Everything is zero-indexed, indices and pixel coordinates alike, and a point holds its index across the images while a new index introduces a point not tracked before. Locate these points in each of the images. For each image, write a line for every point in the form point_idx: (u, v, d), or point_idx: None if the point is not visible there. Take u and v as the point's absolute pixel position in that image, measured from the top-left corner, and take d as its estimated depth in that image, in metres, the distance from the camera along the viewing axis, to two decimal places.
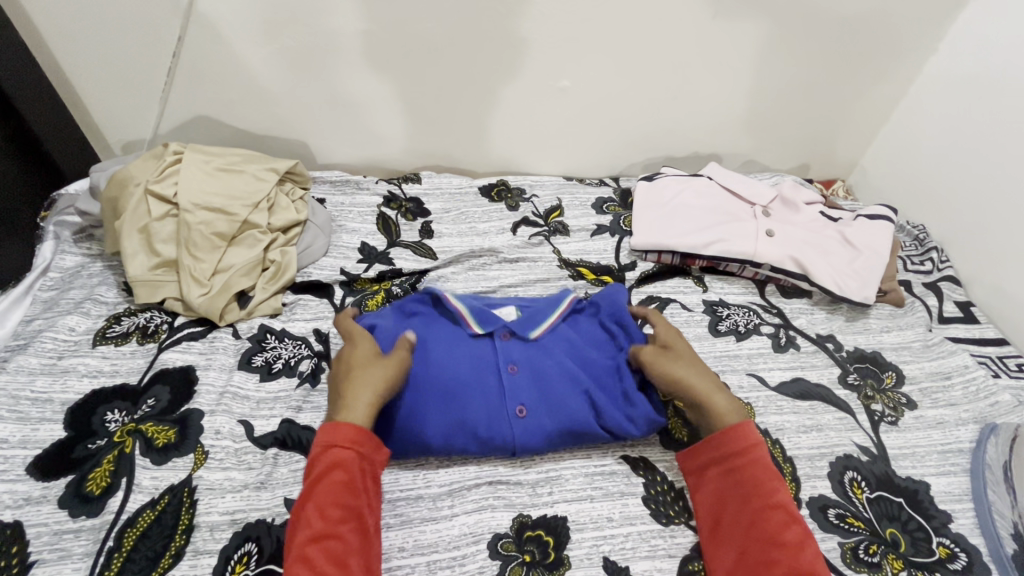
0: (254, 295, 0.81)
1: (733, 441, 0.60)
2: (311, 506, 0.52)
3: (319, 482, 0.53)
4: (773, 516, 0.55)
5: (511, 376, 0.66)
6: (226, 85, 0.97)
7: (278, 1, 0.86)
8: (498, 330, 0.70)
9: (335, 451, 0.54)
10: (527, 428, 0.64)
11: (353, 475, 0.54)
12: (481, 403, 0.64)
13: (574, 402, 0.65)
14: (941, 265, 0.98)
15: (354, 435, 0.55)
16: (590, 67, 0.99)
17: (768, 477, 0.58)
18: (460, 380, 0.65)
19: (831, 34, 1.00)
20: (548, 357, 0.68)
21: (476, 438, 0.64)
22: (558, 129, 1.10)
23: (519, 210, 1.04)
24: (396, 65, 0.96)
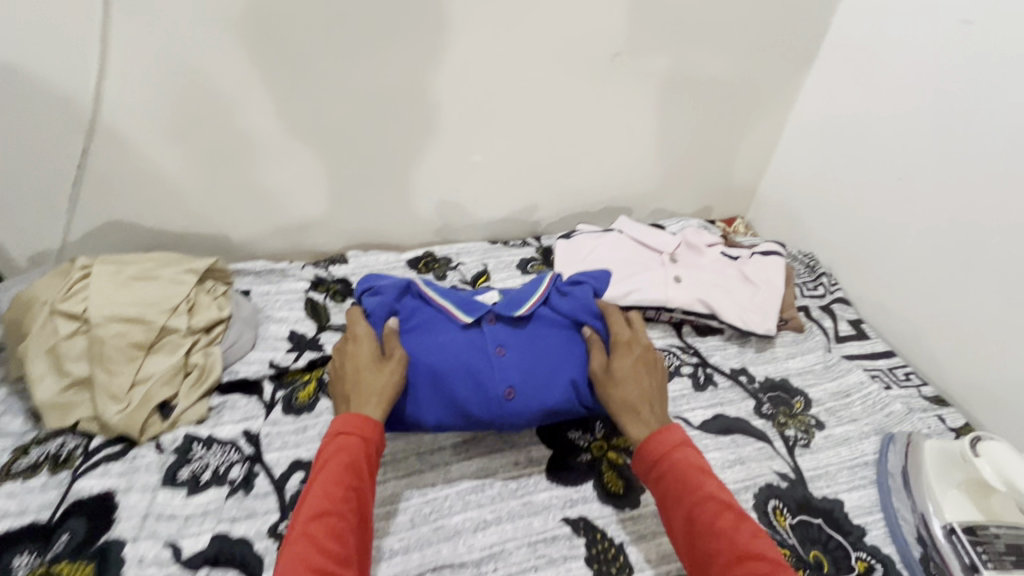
0: (176, 403, 0.78)
1: (655, 446, 0.62)
2: (313, 489, 0.56)
3: (321, 469, 0.58)
4: (708, 507, 0.56)
5: (498, 357, 0.72)
6: (139, 190, 0.96)
7: (191, 110, 0.89)
8: (484, 315, 0.76)
9: (346, 438, 0.60)
10: (514, 408, 0.70)
11: (355, 457, 0.59)
12: (467, 384, 0.70)
13: (555, 386, 0.72)
14: (831, 288, 1.09)
15: (360, 423, 0.61)
16: (498, 142, 1.07)
17: (693, 473, 0.59)
18: (452, 364, 0.71)
19: (706, 96, 1.13)
20: (533, 340, 0.75)
21: (466, 417, 0.71)
22: (477, 199, 1.16)
23: (447, 279, 1.07)
24: (313, 155, 1.00)
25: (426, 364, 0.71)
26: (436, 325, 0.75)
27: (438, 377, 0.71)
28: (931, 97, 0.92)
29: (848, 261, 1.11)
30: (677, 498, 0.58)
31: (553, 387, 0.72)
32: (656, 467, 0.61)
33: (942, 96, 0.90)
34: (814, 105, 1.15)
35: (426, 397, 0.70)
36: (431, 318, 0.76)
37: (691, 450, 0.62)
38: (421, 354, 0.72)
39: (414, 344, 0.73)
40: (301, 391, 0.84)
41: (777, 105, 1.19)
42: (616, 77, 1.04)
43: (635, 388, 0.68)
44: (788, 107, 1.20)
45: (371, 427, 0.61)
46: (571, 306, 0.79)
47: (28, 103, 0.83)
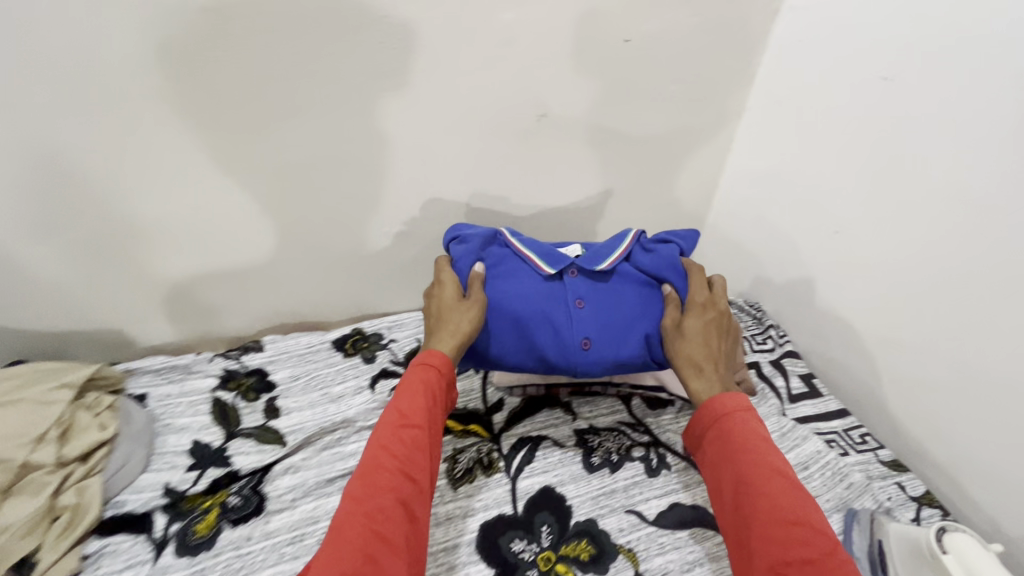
0: (39, 559, 0.66)
1: (711, 409, 0.65)
2: (397, 407, 0.64)
3: (409, 392, 0.65)
4: (756, 453, 0.60)
5: (576, 309, 0.76)
6: (7, 292, 0.84)
7: (62, 203, 0.79)
8: (566, 268, 0.79)
9: (428, 372, 0.67)
10: (589, 359, 0.75)
11: (431, 390, 0.66)
12: (547, 332, 0.75)
13: (633, 342, 0.76)
14: (780, 340, 1.06)
15: (442, 363, 0.68)
16: (424, 211, 1.00)
17: (748, 437, 0.62)
18: (534, 312, 0.76)
19: (638, 153, 1.06)
20: (612, 294, 0.78)
21: (544, 361, 0.76)
22: (408, 268, 1.08)
23: (376, 360, 0.98)
24: (215, 238, 0.91)
25: (507, 312, 0.76)
26: (519, 272, 0.79)
27: (522, 325, 0.76)
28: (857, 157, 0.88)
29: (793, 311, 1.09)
30: (722, 444, 0.63)
31: (631, 341, 0.76)
32: (713, 421, 0.65)
33: (870, 157, 0.86)
34: (746, 158, 1.11)
35: (507, 342, 0.76)
36: (514, 267, 0.80)
37: (750, 417, 0.64)
38: (503, 301, 0.77)
39: (494, 287, 0.78)
40: (199, 523, 0.72)
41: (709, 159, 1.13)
42: (537, 140, 0.97)
43: (697, 348, 0.73)
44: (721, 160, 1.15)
45: (449, 367, 0.69)
46: (654, 263, 0.80)
47: None
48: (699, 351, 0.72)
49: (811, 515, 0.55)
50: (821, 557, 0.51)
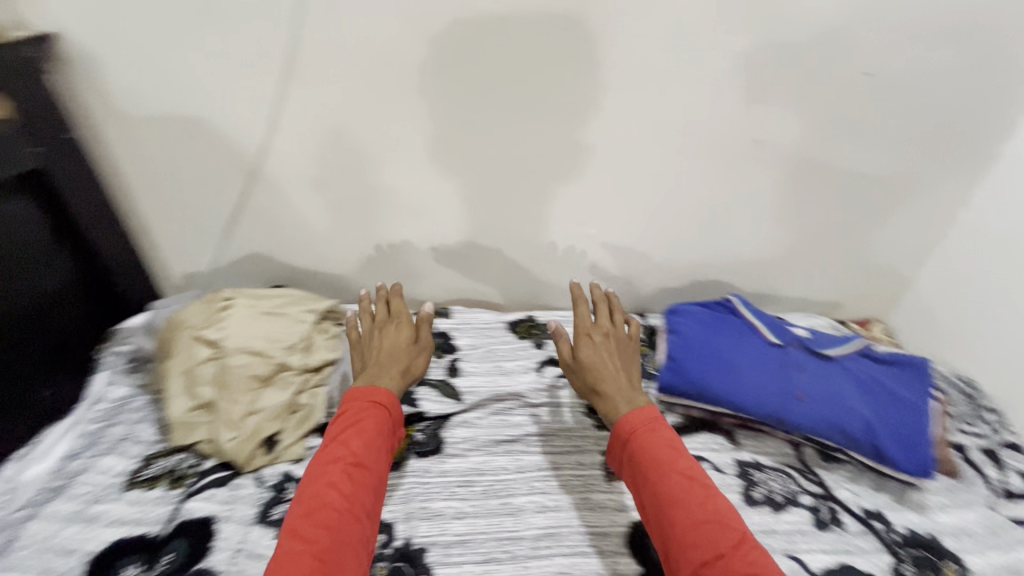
0: (282, 440, 0.83)
1: (632, 422, 0.74)
2: (340, 442, 0.71)
3: (349, 429, 0.73)
4: (664, 456, 0.68)
5: (795, 372, 0.87)
6: (280, 230, 1.06)
7: (338, 166, 0.98)
8: (790, 341, 0.92)
9: (364, 408, 0.75)
10: (801, 409, 0.83)
11: (374, 429, 0.73)
12: (762, 377, 0.87)
13: (850, 414, 0.82)
14: (1000, 429, 0.92)
15: (372, 400, 0.76)
16: (617, 218, 1.05)
17: (657, 455, 0.69)
18: (752, 360, 0.89)
19: (855, 191, 1.01)
20: (831, 373, 0.87)
21: (756, 405, 0.85)
22: (587, 270, 1.14)
23: (545, 347, 1.05)
24: (433, 213, 1.04)
25: (728, 355, 0.90)
26: (745, 333, 0.94)
27: (737, 368, 0.88)
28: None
29: None
30: (635, 455, 0.70)
31: (847, 412, 0.82)
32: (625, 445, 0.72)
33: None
34: (989, 216, 0.99)
35: (721, 377, 0.87)
36: (739, 328, 0.95)
37: (643, 437, 0.72)
38: (725, 347, 0.91)
39: (713, 329, 0.94)
40: None
41: (933, 209, 1.04)
42: (747, 165, 0.97)
43: (612, 372, 0.82)
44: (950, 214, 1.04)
45: (393, 400, 0.78)
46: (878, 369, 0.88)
47: (206, 152, 0.94)
48: (607, 372, 0.81)
49: (720, 505, 0.64)
50: (729, 552, 0.59)
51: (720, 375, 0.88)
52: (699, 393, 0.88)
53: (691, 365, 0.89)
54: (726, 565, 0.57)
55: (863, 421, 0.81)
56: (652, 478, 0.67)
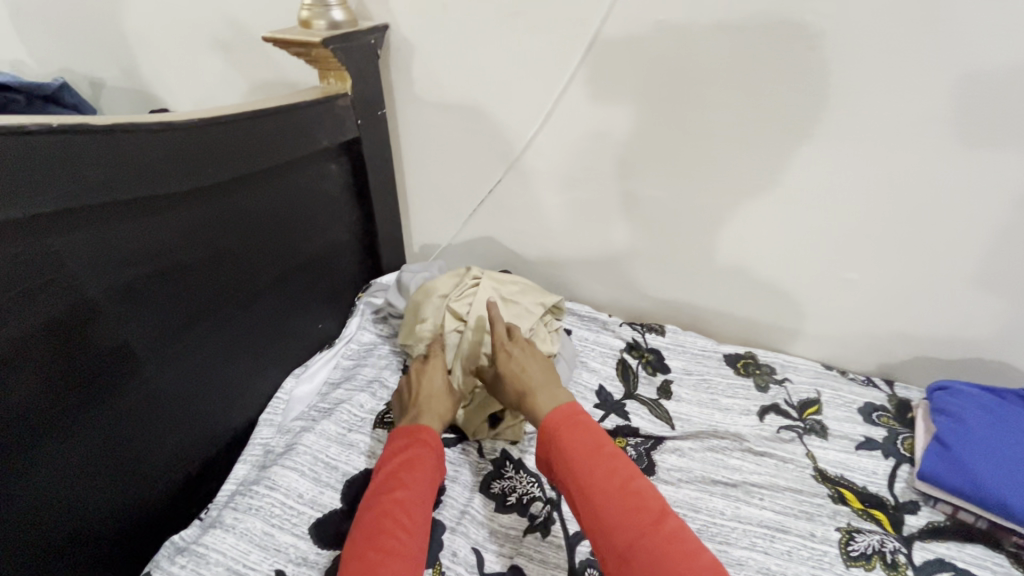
0: (503, 418, 0.86)
1: (565, 441, 0.63)
2: (392, 476, 0.66)
3: (397, 466, 0.68)
4: (590, 441, 0.62)
5: None
6: (517, 220, 1.12)
7: (589, 166, 1.00)
8: None
9: (411, 442, 0.71)
10: None
11: (421, 458, 0.69)
12: None
13: None
14: None
15: (411, 433, 0.73)
16: (888, 266, 0.91)
17: (574, 445, 0.62)
18: None
19: None
20: None
21: None
22: (829, 317, 1.01)
23: (768, 392, 0.96)
24: (673, 228, 1.01)
25: None
26: None
27: None
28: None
29: None
30: (557, 442, 0.63)
31: None
32: (562, 449, 0.62)
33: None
34: None
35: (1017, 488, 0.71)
36: None
37: (562, 427, 0.65)
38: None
39: (1004, 427, 0.78)
40: None
41: None
42: None
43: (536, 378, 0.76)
44: None
45: (437, 437, 0.73)
46: None
47: (478, 141, 1.03)
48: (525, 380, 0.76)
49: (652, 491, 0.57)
50: (685, 549, 0.51)
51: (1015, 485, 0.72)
52: (983, 499, 0.73)
53: (971, 463, 0.75)
54: (656, 547, 0.51)
55: None
56: (576, 469, 0.60)
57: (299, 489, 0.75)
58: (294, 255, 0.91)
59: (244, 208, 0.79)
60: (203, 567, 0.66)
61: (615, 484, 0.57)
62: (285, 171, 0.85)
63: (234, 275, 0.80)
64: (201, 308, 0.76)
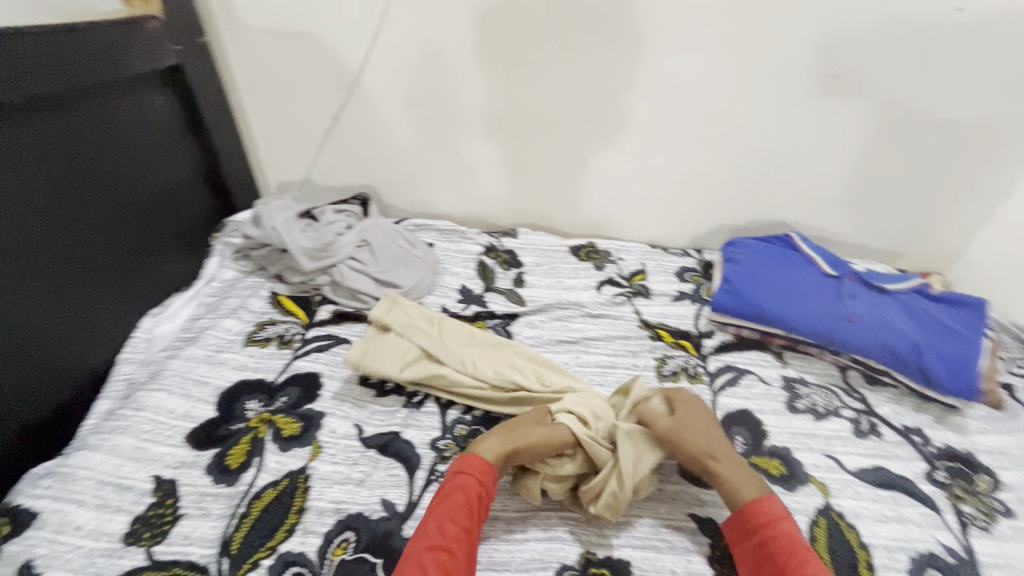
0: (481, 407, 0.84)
1: (779, 544, 0.59)
2: (437, 522, 0.60)
3: (444, 501, 0.63)
4: (789, 550, 0.59)
5: (850, 299, 0.92)
6: (369, 144, 1.16)
7: (424, 81, 1.05)
8: (846, 273, 0.96)
9: (464, 477, 0.66)
10: (853, 330, 0.88)
11: (472, 498, 0.64)
12: (816, 302, 0.92)
13: (902, 338, 0.86)
14: None
15: (474, 467, 0.67)
16: (682, 148, 1.10)
17: (779, 554, 0.59)
18: (808, 289, 0.94)
19: (928, 131, 1.03)
20: (884, 304, 0.91)
21: (809, 326, 0.90)
22: (648, 201, 1.19)
23: (605, 269, 1.12)
24: (513, 135, 1.11)
25: (781, 282, 0.95)
26: (801, 264, 0.99)
27: (791, 294, 0.93)
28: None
29: None
30: (767, 539, 0.60)
31: (900, 336, 0.87)
32: (766, 549, 0.60)
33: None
34: None
35: (774, 300, 0.93)
36: (796, 261, 0.99)
37: (775, 529, 0.61)
38: (781, 277, 0.96)
39: (768, 260, 0.99)
40: None
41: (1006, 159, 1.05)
42: (821, 101, 1.01)
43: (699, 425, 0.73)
44: None
45: (490, 474, 0.67)
46: (932, 307, 0.92)
47: (315, 65, 1.05)
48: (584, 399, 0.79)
49: None
50: None
51: (773, 298, 0.93)
52: (755, 314, 0.93)
53: (744, 290, 0.95)
54: None
55: (911, 342, 0.86)
56: (776, 568, 0.58)
57: (169, 406, 0.77)
58: (130, 191, 0.89)
59: (54, 137, 0.75)
60: (70, 484, 0.67)
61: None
62: (96, 96, 0.81)
63: (60, 209, 0.77)
64: (24, 243, 0.72)
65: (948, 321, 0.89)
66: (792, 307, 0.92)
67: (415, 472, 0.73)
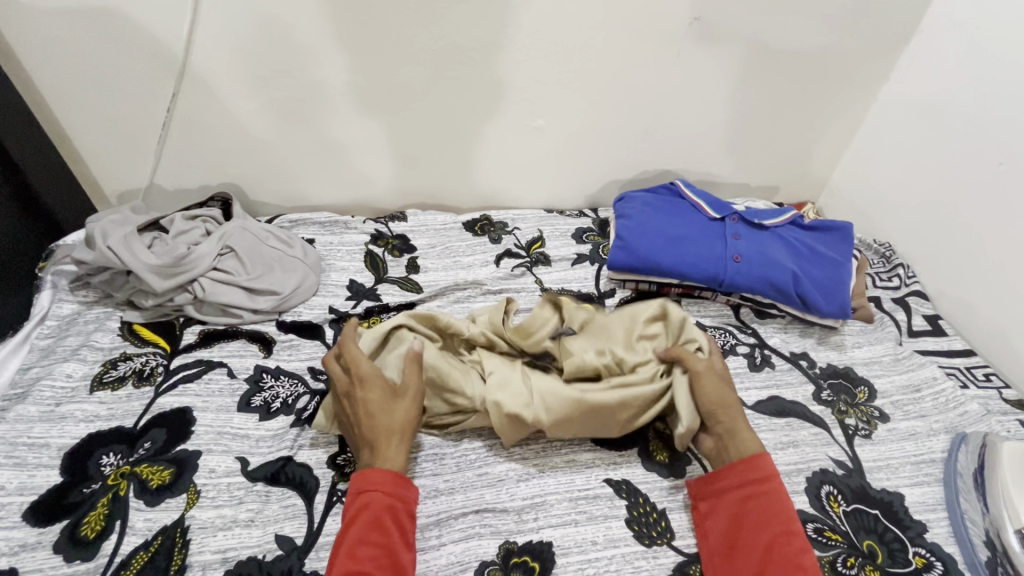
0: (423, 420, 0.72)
1: (771, 499, 0.60)
2: (348, 552, 0.55)
3: (350, 527, 0.57)
4: (779, 508, 0.59)
5: (734, 240, 0.94)
6: (218, 137, 1.01)
7: (267, 58, 0.92)
8: (729, 215, 0.98)
9: (366, 494, 0.59)
10: (739, 269, 0.91)
11: (382, 513, 0.58)
12: (703, 248, 0.93)
13: (782, 271, 0.90)
14: (908, 280, 1.04)
15: (379, 478, 0.60)
16: (562, 106, 1.06)
17: (766, 509, 0.59)
18: (695, 235, 0.95)
19: (787, 67, 1.07)
20: (763, 240, 0.95)
21: (699, 271, 0.92)
22: (537, 165, 1.15)
23: (502, 242, 1.08)
24: (382, 109, 1.02)
25: (670, 231, 0.96)
26: (687, 212, 1.00)
27: (680, 243, 0.94)
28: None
29: (929, 253, 1.05)
30: (755, 491, 0.61)
31: (780, 269, 0.90)
32: (748, 491, 0.61)
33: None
34: (907, 88, 1.08)
35: (665, 251, 0.93)
36: (683, 209, 1.00)
37: (769, 484, 0.61)
38: (670, 227, 0.97)
39: (657, 212, 0.99)
40: None
41: (855, 86, 1.12)
42: (689, 45, 1.00)
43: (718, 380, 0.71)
44: (874, 86, 1.13)
45: (394, 478, 0.61)
46: (805, 237, 0.97)
47: (127, 49, 0.88)
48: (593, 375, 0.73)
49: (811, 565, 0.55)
50: None
51: (664, 249, 0.94)
52: (649, 267, 0.94)
53: (637, 244, 0.94)
54: None
55: (790, 273, 0.91)
56: (760, 522, 0.59)
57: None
58: None
59: None
60: None
61: (784, 551, 0.56)
62: None
63: None
64: None
65: (818, 249, 0.95)
66: (683, 255, 0.93)
67: (314, 498, 0.66)
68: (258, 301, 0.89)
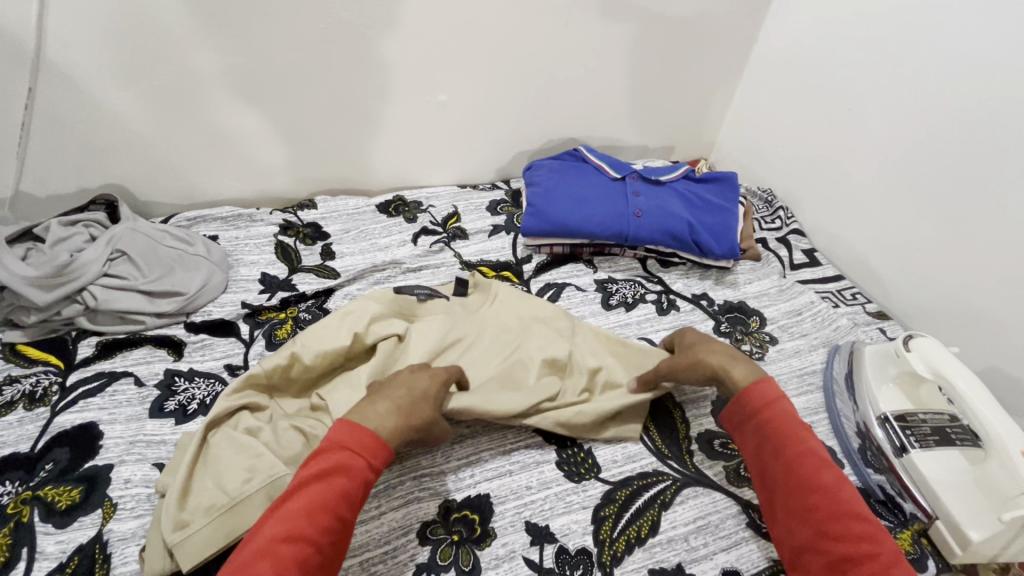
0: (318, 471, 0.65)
1: (785, 417, 0.62)
2: (304, 511, 0.50)
3: (315, 482, 0.52)
4: (797, 431, 0.61)
5: (634, 198, 1.00)
6: (91, 135, 0.93)
7: (134, 44, 0.85)
8: (629, 174, 1.05)
9: (348, 454, 0.54)
10: (640, 223, 0.98)
11: (355, 483, 0.53)
12: (608, 206, 0.99)
13: (678, 221, 0.98)
14: (788, 220, 1.16)
15: (371, 444, 0.56)
16: (461, 81, 1.07)
17: (787, 430, 0.61)
18: (599, 196, 1.01)
19: (669, 33, 1.14)
20: (660, 195, 1.02)
21: (605, 228, 0.98)
22: (445, 142, 1.16)
23: (417, 221, 1.08)
24: (273, 94, 0.98)
25: (576, 193, 1.01)
26: (591, 175, 1.05)
27: (586, 204, 0.99)
28: (887, 39, 0.96)
29: (802, 194, 1.18)
30: (767, 420, 0.62)
31: (676, 219, 0.98)
32: (760, 416, 0.63)
33: (896, 38, 0.94)
34: (772, 47, 1.19)
35: (573, 212, 0.98)
36: (587, 172, 1.06)
37: (782, 406, 0.63)
38: (576, 189, 1.02)
39: (563, 177, 1.04)
40: (279, 329, 0.86)
41: (729, 48, 1.22)
42: (577, 13, 1.04)
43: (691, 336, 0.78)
44: (746, 47, 1.23)
45: (377, 453, 0.56)
46: (697, 189, 1.05)
47: None
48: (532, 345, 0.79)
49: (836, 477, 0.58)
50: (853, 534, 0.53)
51: (572, 211, 0.98)
52: (559, 229, 0.98)
53: (547, 208, 0.98)
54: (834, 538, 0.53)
55: (685, 222, 0.98)
56: (779, 446, 0.60)
57: None
58: None
59: None
60: None
61: (807, 470, 0.58)
62: None
63: None
64: None
65: (709, 198, 1.03)
66: (590, 215, 0.98)
67: None
68: (160, 304, 0.84)
